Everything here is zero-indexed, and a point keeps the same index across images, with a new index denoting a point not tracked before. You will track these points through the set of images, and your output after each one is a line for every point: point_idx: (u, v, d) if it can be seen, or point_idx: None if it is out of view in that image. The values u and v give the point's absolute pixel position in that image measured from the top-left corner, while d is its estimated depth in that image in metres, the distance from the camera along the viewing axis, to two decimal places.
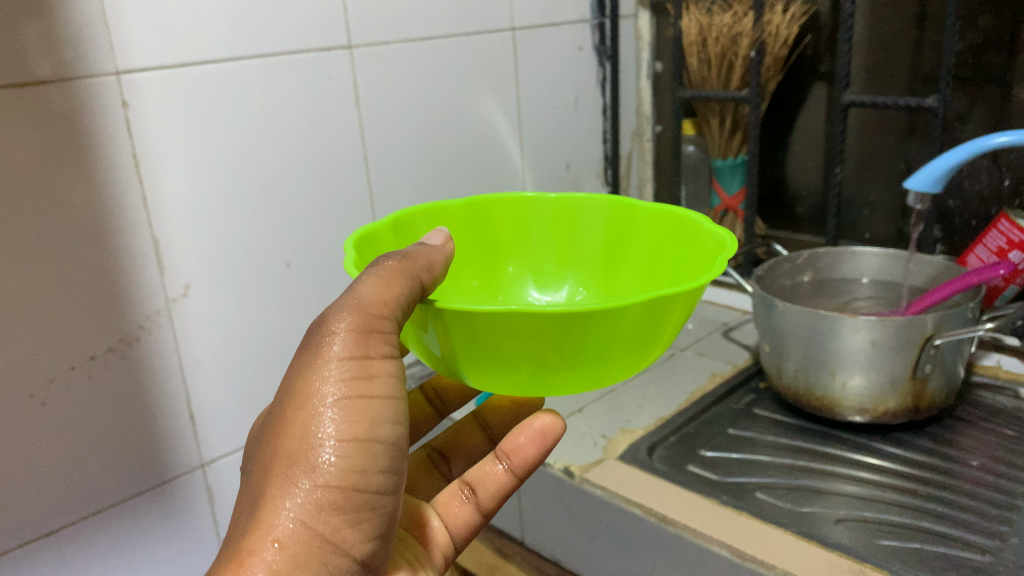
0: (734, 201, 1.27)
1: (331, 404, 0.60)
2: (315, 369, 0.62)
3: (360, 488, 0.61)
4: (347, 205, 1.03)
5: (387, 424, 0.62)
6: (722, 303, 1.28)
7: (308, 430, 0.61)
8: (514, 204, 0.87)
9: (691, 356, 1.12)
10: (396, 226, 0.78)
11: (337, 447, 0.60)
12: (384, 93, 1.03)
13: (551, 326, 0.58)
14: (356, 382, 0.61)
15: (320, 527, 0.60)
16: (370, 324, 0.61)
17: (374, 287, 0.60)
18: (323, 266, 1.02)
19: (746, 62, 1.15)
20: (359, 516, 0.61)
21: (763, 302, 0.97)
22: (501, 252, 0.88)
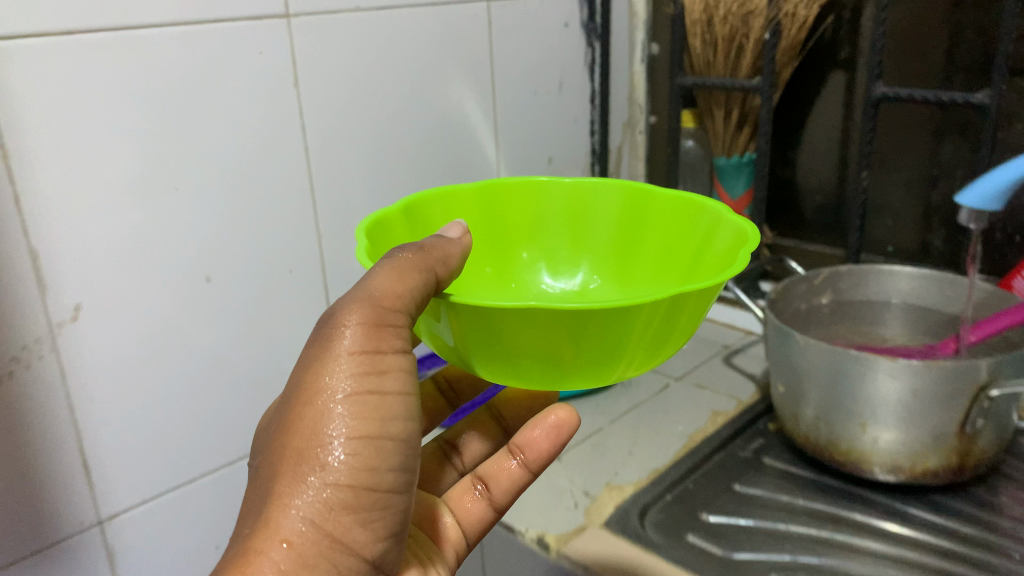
0: (738, 205, 1.10)
1: (342, 400, 0.54)
2: (323, 360, 0.55)
3: (372, 488, 0.55)
4: (286, 208, 0.86)
5: (399, 422, 0.56)
6: (722, 321, 1.12)
7: (316, 425, 0.54)
8: (533, 185, 0.79)
9: (688, 386, 0.97)
10: (406, 210, 0.69)
11: (348, 444, 0.54)
12: (330, 73, 0.86)
13: (565, 322, 0.52)
14: (367, 376, 0.55)
15: (332, 527, 0.54)
16: (381, 316, 0.55)
17: (389, 275, 0.55)
18: (255, 280, 0.85)
19: (759, 45, 0.99)
20: (373, 516, 0.55)
21: (776, 329, 0.82)
22: (515, 237, 0.80)
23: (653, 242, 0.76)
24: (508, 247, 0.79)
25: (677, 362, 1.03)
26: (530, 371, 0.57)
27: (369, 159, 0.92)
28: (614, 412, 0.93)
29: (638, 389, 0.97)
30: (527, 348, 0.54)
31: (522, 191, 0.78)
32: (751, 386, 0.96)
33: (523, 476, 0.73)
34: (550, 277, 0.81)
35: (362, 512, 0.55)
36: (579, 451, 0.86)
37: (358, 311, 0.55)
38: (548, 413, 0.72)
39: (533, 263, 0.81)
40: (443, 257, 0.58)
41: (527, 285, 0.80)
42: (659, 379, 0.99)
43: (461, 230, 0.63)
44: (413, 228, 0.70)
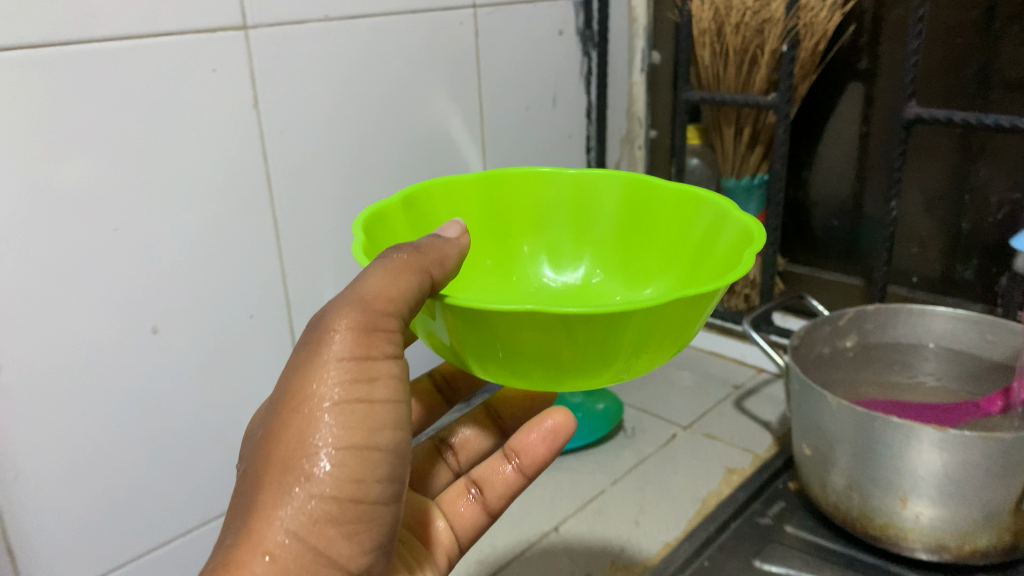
0: None
1: (329, 406, 0.50)
2: (308, 365, 0.51)
3: (360, 500, 0.51)
4: (246, 245, 0.76)
5: (389, 432, 0.52)
6: (730, 357, 1.03)
7: (302, 432, 0.50)
8: (537, 176, 0.73)
9: (697, 437, 0.88)
10: (408, 202, 0.65)
11: (335, 453, 0.50)
12: (296, 92, 0.76)
13: (564, 324, 0.48)
14: (354, 385, 0.51)
15: (315, 543, 0.49)
16: (371, 321, 0.52)
17: (382, 277, 0.51)
18: (212, 328, 0.75)
19: (775, 58, 0.90)
20: (357, 531, 0.51)
21: (800, 382, 0.73)
22: (517, 229, 0.74)
23: (662, 240, 0.69)
24: (510, 237, 0.74)
25: (683, 406, 0.94)
26: (528, 372, 0.53)
27: (343, 187, 0.82)
28: (616, 470, 0.83)
29: (642, 440, 0.88)
30: (524, 349, 0.51)
31: (525, 180, 0.72)
32: (767, 438, 0.87)
33: (519, 480, 0.69)
34: (554, 272, 0.75)
35: (347, 526, 0.50)
36: (579, 520, 0.76)
37: (346, 316, 0.52)
38: (545, 416, 0.68)
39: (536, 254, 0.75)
40: (441, 256, 0.54)
41: (530, 279, 0.74)
42: (665, 429, 0.90)
43: (460, 230, 0.58)
44: (414, 222, 0.65)
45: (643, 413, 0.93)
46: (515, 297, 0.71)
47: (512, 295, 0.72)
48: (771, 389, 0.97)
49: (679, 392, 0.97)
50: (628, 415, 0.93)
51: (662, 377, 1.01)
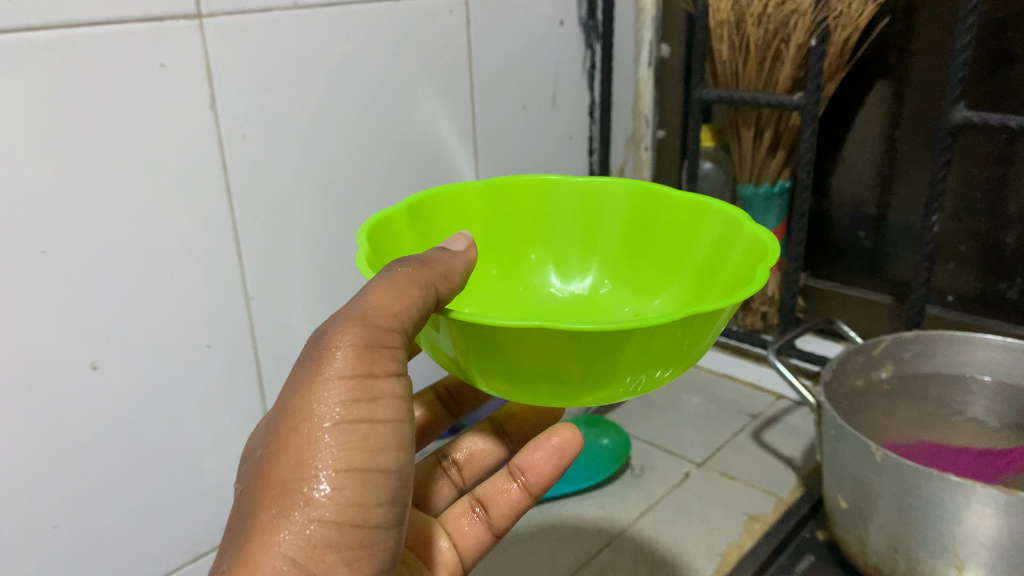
0: None
1: (329, 428, 0.44)
2: (306, 376, 0.45)
3: (362, 527, 0.45)
4: (202, 266, 0.66)
5: (393, 455, 0.46)
6: (747, 382, 0.94)
7: (299, 454, 0.44)
8: (546, 183, 0.65)
9: (713, 477, 0.79)
10: (414, 211, 0.58)
11: (335, 478, 0.44)
12: (260, 91, 0.66)
13: (574, 345, 0.42)
14: (357, 399, 0.45)
15: (316, 570, 0.44)
16: (376, 330, 0.45)
17: (392, 287, 0.45)
18: (163, 361, 0.65)
19: (801, 53, 0.80)
20: (360, 557, 0.45)
21: (835, 427, 0.64)
22: (523, 237, 0.67)
23: (677, 254, 0.62)
24: (518, 248, 0.66)
25: (696, 438, 0.85)
26: (528, 392, 0.47)
27: (316, 202, 0.73)
28: (623, 517, 0.74)
29: (652, 480, 0.79)
30: (524, 370, 0.44)
31: (534, 186, 0.65)
32: (790, 480, 0.78)
33: (526, 499, 0.62)
34: (563, 285, 0.68)
35: (349, 553, 0.45)
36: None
37: (348, 324, 0.46)
38: (550, 431, 0.61)
39: (544, 265, 0.68)
40: (442, 272, 0.48)
41: (537, 291, 0.67)
42: (676, 467, 0.81)
43: (467, 246, 0.52)
44: (420, 231, 0.59)
45: (651, 447, 0.84)
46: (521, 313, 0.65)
47: (517, 309, 0.65)
48: (791, 419, 0.88)
49: (690, 422, 0.88)
50: (635, 450, 0.84)
51: (671, 404, 0.92)
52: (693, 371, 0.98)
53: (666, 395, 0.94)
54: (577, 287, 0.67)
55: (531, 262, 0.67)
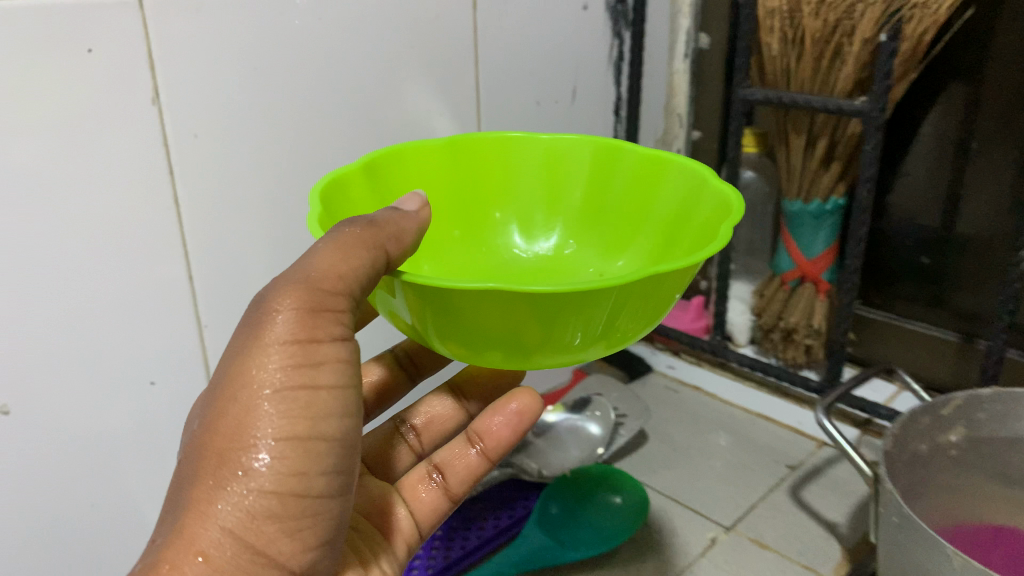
0: (815, 267, 0.80)
1: (268, 396, 0.39)
2: (244, 338, 0.40)
3: (307, 496, 0.40)
4: (145, 292, 0.55)
5: (342, 421, 0.41)
6: (785, 425, 0.83)
7: (238, 422, 0.39)
8: (508, 138, 0.59)
9: (743, 546, 0.68)
10: (371, 168, 0.52)
11: (276, 447, 0.39)
12: (219, 86, 0.55)
13: (535, 308, 0.37)
14: (298, 364, 0.39)
15: (255, 543, 0.39)
16: (320, 292, 0.40)
17: (337, 243, 0.39)
18: (96, 405, 0.55)
19: (867, 49, 0.68)
20: (303, 528, 0.40)
21: (897, 513, 0.53)
22: (486, 196, 0.59)
23: (643, 213, 0.56)
24: (480, 207, 0.59)
25: (724, 494, 0.74)
26: (481, 357, 0.42)
27: (285, 220, 0.62)
28: None
29: (671, 548, 0.68)
30: (479, 333, 0.39)
31: (497, 141, 0.58)
32: (834, 550, 0.67)
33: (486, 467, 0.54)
34: (527, 246, 0.60)
35: (291, 526, 0.40)
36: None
37: (289, 283, 0.40)
38: (512, 393, 0.54)
39: (507, 224, 0.60)
40: (399, 228, 0.41)
41: (501, 253, 0.60)
42: (700, 531, 0.70)
43: (421, 205, 0.44)
44: (379, 191, 0.52)
45: (671, 504, 0.73)
46: (485, 275, 0.57)
47: (482, 272, 0.58)
48: (835, 474, 0.76)
49: (718, 473, 0.77)
50: (654, 505, 0.73)
51: (697, 448, 0.81)
52: (722, 409, 0.87)
53: (691, 436, 0.83)
54: (540, 248, 0.60)
55: (495, 221, 0.60)
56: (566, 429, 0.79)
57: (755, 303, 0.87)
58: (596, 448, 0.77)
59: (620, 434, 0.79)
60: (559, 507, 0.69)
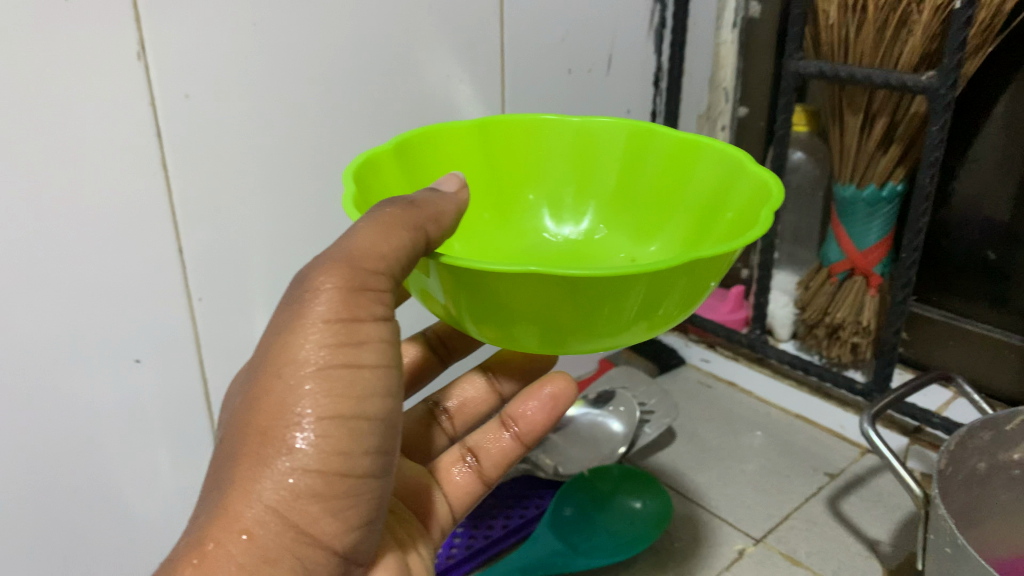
0: (867, 259, 0.73)
1: (312, 374, 0.34)
2: (282, 311, 0.36)
3: (353, 482, 0.35)
4: (129, 262, 0.51)
5: (390, 404, 0.37)
6: (826, 427, 0.77)
7: (278, 401, 0.34)
8: (539, 119, 0.53)
9: (773, 562, 0.62)
10: (403, 150, 0.48)
11: (321, 429, 0.34)
12: (211, 40, 0.50)
13: (570, 292, 0.33)
14: (341, 341, 0.35)
15: (297, 525, 0.34)
16: (365, 267, 0.35)
17: (381, 220, 0.35)
18: (75, 382, 0.51)
19: (939, 17, 0.61)
20: (347, 518, 0.36)
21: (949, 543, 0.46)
22: (518, 178, 0.54)
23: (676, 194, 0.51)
24: (510, 188, 0.54)
25: (755, 502, 0.68)
26: (512, 339, 0.38)
27: (286, 188, 0.57)
28: None
29: (692, 559, 0.62)
30: (510, 313, 0.35)
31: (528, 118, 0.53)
32: (874, 570, 0.61)
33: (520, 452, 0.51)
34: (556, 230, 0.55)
35: (335, 514, 0.35)
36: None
37: (327, 257, 0.36)
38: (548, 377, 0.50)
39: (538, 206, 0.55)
40: (435, 214, 0.38)
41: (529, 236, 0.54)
42: (727, 543, 0.64)
43: (460, 187, 0.41)
44: (407, 171, 0.48)
45: (697, 510, 0.68)
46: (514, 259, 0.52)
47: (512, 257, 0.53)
48: (878, 486, 0.70)
49: (750, 478, 0.71)
50: (678, 510, 0.68)
51: (728, 450, 0.75)
52: (758, 407, 0.81)
53: (723, 436, 0.77)
54: (570, 233, 0.55)
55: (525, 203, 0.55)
56: (586, 426, 0.74)
57: (799, 296, 0.81)
58: (617, 447, 0.71)
59: (646, 432, 0.73)
60: (574, 509, 0.64)
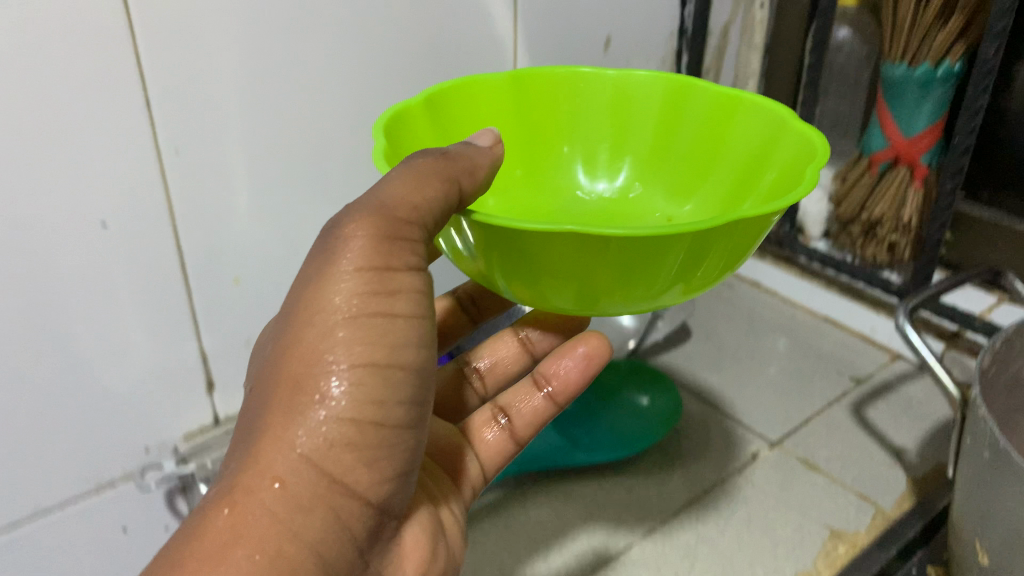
0: (914, 148, 0.66)
1: (343, 322, 0.33)
2: (314, 263, 0.34)
3: (388, 435, 0.34)
4: (85, 113, 0.46)
5: (425, 356, 0.35)
6: (855, 332, 0.72)
7: (308, 350, 0.33)
8: (577, 72, 0.52)
9: (789, 466, 0.58)
10: (433, 103, 0.46)
11: (353, 379, 0.33)
12: None
13: (608, 255, 0.31)
14: (375, 290, 0.33)
15: (331, 475, 0.33)
16: (396, 216, 0.33)
17: (415, 169, 0.34)
18: (30, 244, 0.47)
19: None
20: (384, 469, 0.34)
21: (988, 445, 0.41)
22: (550, 131, 0.54)
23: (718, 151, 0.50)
24: (541, 140, 0.53)
25: (772, 405, 0.64)
26: (545, 301, 0.37)
27: (265, 37, 0.51)
28: (654, 510, 0.55)
29: (701, 461, 0.58)
30: (545, 278, 0.34)
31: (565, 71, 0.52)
32: (899, 478, 0.57)
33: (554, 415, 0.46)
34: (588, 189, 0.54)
35: (370, 463, 0.33)
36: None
37: (359, 207, 0.34)
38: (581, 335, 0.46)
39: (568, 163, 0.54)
40: (469, 163, 0.36)
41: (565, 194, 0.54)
42: (740, 445, 0.60)
43: (496, 140, 0.39)
44: (437, 124, 0.47)
45: (709, 411, 0.63)
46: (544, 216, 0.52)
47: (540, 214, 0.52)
48: (908, 393, 0.65)
49: (769, 381, 0.67)
50: (691, 411, 0.63)
51: (748, 351, 0.70)
52: (783, 310, 0.76)
53: (743, 338, 0.72)
54: (603, 189, 0.54)
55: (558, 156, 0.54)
56: None
57: (834, 190, 0.75)
58: (627, 342, 0.67)
59: (658, 328, 0.69)
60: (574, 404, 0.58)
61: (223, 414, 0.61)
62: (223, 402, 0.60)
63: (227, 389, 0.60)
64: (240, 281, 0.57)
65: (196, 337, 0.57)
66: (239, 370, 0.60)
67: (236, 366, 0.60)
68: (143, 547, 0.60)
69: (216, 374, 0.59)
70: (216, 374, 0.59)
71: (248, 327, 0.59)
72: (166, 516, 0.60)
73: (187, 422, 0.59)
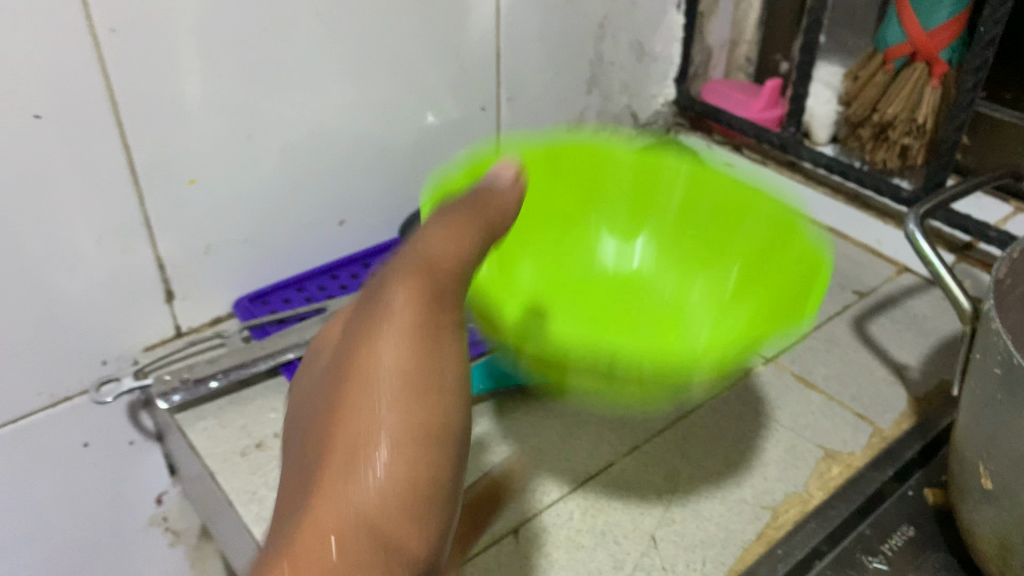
0: (933, 42, 0.61)
1: (391, 382, 0.29)
2: (359, 325, 0.31)
3: (437, 497, 0.28)
4: None
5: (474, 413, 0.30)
6: (860, 244, 0.68)
7: (355, 418, 0.29)
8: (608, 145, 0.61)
9: (783, 383, 0.55)
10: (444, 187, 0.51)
11: (404, 439, 0.28)
12: None
13: (636, 390, 0.40)
14: (420, 342, 0.30)
15: (388, 545, 0.27)
16: (437, 275, 0.31)
17: (444, 228, 0.33)
18: None
19: None
20: (438, 532, 0.28)
21: (996, 357, 0.37)
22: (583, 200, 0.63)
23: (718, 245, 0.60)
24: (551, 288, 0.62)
25: None
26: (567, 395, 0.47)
27: None
28: (640, 427, 0.52)
29: None
30: (581, 384, 0.40)
31: (597, 150, 0.61)
32: (900, 395, 0.54)
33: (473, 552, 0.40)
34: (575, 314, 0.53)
35: (427, 523, 0.28)
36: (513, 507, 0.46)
37: (399, 267, 0.31)
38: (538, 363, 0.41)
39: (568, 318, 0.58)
40: (502, 208, 0.35)
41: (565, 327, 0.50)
42: None
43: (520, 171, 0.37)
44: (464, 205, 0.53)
45: None
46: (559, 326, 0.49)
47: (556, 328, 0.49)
48: (914, 308, 0.61)
49: None
50: (681, 326, 0.60)
51: None
52: None
53: None
54: (619, 256, 0.65)
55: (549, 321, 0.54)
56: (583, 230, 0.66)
57: (845, 89, 0.69)
58: None
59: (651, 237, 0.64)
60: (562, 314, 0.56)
61: (187, 327, 0.57)
62: (185, 313, 0.57)
63: (190, 300, 0.57)
64: (196, 183, 0.52)
65: (151, 244, 0.53)
66: (201, 280, 0.56)
67: (197, 276, 0.56)
68: (108, 464, 0.58)
69: (177, 284, 0.55)
70: (176, 284, 0.55)
71: (210, 234, 0.55)
72: (130, 432, 0.58)
73: (147, 334, 0.55)
